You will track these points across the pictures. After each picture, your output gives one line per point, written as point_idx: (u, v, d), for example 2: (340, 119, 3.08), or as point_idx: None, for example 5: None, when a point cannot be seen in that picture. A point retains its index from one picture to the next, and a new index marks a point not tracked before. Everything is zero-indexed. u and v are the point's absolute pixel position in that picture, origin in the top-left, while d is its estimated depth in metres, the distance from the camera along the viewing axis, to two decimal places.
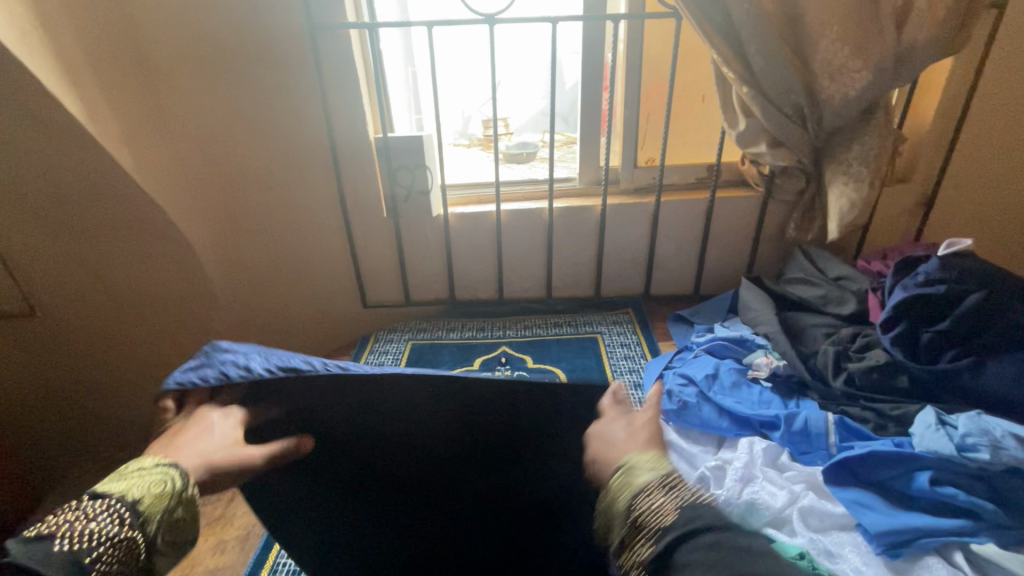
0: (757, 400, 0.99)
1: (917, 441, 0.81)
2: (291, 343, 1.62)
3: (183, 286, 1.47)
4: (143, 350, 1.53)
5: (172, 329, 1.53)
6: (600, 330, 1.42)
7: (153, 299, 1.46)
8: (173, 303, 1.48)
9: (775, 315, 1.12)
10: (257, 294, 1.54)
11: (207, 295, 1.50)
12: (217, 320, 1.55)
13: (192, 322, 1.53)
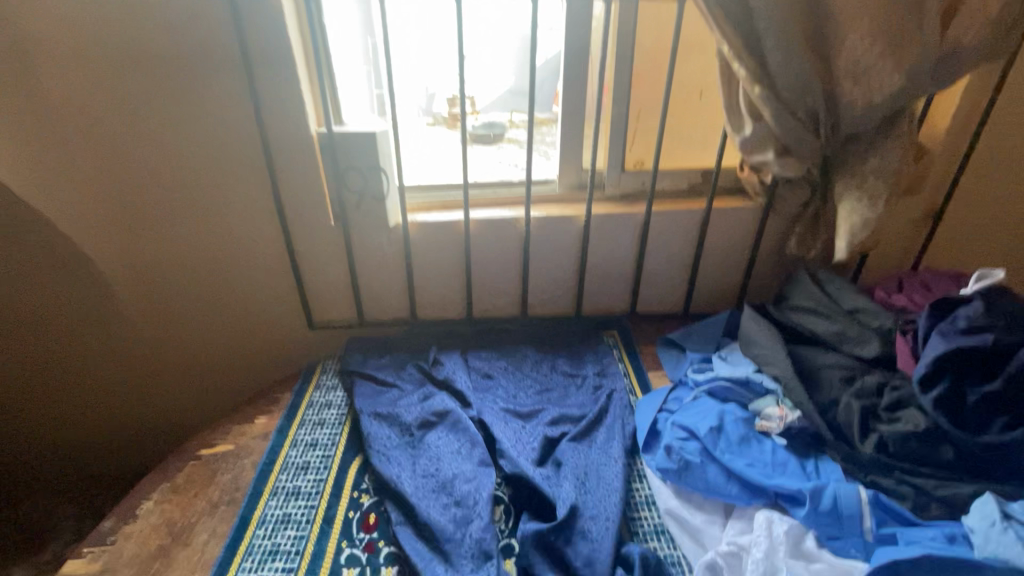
0: (771, 461, 0.86)
1: (978, 544, 0.63)
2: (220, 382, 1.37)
3: (73, 331, 1.27)
4: (46, 410, 1.35)
5: (71, 386, 1.33)
6: (586, 350, 1.28)
7: (43, 352, 1.29)
8: (66, 347, 1.29)
9: (786, 354, 0.98)
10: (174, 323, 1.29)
11: (104, 340, 1.28)
12: (118, 370, 1.31)
13: (88, 374, 1.31)
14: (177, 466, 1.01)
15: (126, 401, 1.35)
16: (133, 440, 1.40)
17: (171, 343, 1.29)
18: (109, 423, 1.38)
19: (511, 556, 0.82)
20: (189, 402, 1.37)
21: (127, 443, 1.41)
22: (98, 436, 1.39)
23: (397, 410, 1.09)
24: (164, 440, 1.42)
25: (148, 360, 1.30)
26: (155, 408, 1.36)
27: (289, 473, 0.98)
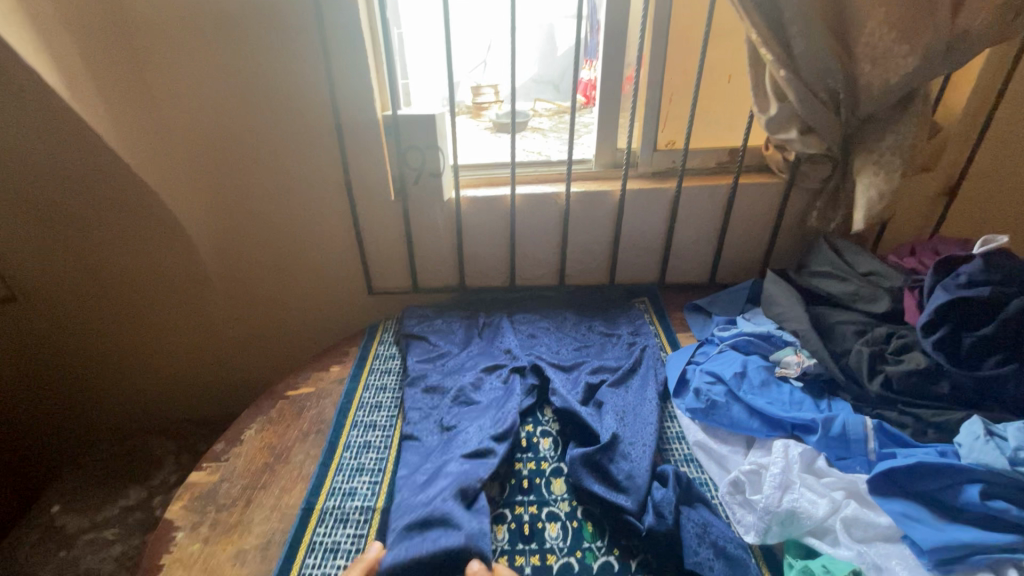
0: (789, 400, 0.99)
1: (964, 454, 0.75)
2: (288, 338, 1.55)
3: (169, 291, 1.46)
4: (141, 359, 1.56)
5: (163, 339, 1.53)
6: (619, 312, 1.41)
7: (142, 308, 1.48)
8: (161, 306, 1.48)
9: (805, 311, 1.10)
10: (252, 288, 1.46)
11: (195, 299, 1.47)
12: (205, 325, 1.51)
13: (178, 328, 1.51)
14: (268, 403, 1.17)
15: (208, 352, 1.56)
16: (214, 385, 1.62)
17: (249, 303, 1.47)
18: (194, 370, 1.58)
19: (561, 475, 0.97)
20: (261, 355, 1.57)
21: (208, 388, 1.62)
22: (184, 381, 1.60)
23: (457, 362, 1.24)
24: (239, 387, 1.63)
25: (229, 318, 1.49)
26: (233, 359, 1.57)
27: (366, 410, 1.13)
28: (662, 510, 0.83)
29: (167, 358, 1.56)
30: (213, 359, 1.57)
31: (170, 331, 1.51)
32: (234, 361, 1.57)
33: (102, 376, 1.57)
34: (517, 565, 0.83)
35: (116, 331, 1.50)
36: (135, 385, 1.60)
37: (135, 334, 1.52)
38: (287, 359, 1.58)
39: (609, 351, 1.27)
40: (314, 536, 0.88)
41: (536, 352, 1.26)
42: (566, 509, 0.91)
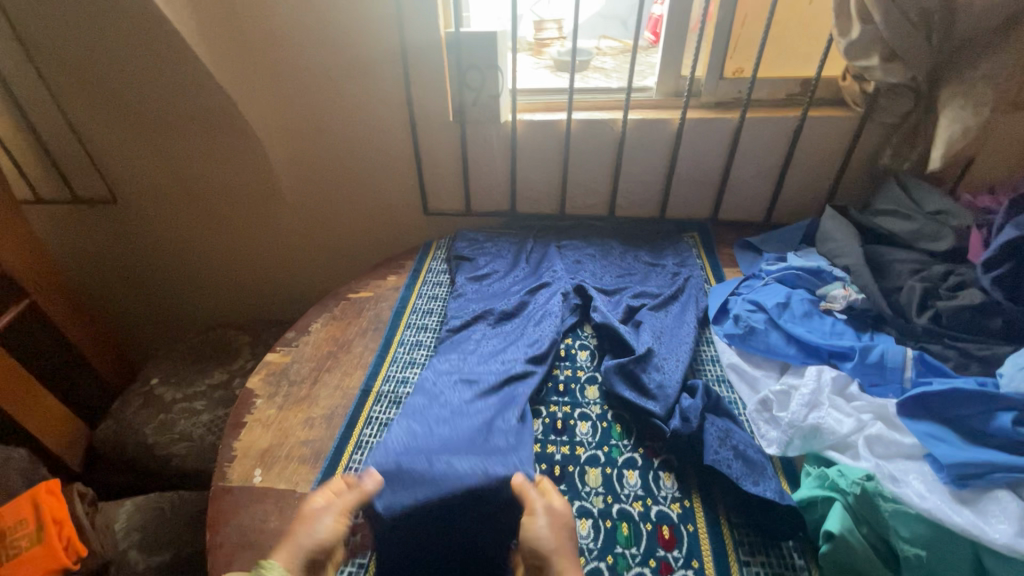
0: (830, 330, 0.99)
1: (1004, 383, 0.76)
2: (348, 251, 1.68)
3: (243, 201, 1.58)
4: (215, 262, 1.73)
5: (237, 244, 1.68)
6: (667, 244, 1.42)
7: (219, 216, 1.62)
8: (236, 214, 1.61)
9: (860, 247, 1.08)
10: (318, 202, 1.57)
11: (267, 210, 1.60)
12: (274, 234, 1.65)
13: (250, 235, 1.65)
14: (332, 302, 1.29)
15: (275, 261, 1.71)
16: (280, 289, 1.79)
17: (316, 216, 1.60)
18: (263, 274, 1.75)
19: (595, 383, 1.04)
20: (323, 264, 1.71)
21: (275, 291, 1.79)
22: (254, 283, 1.78)
23: (506, 279, 1.29)
24: (301, 292, 1.80)
25: (297, 229, 1.63)
26: (297, 266, 1.72)
27: (419, 314, 1.23)
28: (688, 414, 0.88)
29: (239, 264, 1.72)
30: (280, 267, 1.72)
31: (244, 238, 1.66)
32: (300, 269, 1.72)
33: (184, 275, 1.77)
34: (548, 452, 0.92)
35: (194, 234, 1.66)
36: (213, 285, 1.79)
37: (213, 239, 1.67)
38: (346, 270, 1.72)
39: (652, 278, 1.29)
40: (371, 413, 1.00)
41: (579, 273, 1.30)
42: (597, 411, 0.98)
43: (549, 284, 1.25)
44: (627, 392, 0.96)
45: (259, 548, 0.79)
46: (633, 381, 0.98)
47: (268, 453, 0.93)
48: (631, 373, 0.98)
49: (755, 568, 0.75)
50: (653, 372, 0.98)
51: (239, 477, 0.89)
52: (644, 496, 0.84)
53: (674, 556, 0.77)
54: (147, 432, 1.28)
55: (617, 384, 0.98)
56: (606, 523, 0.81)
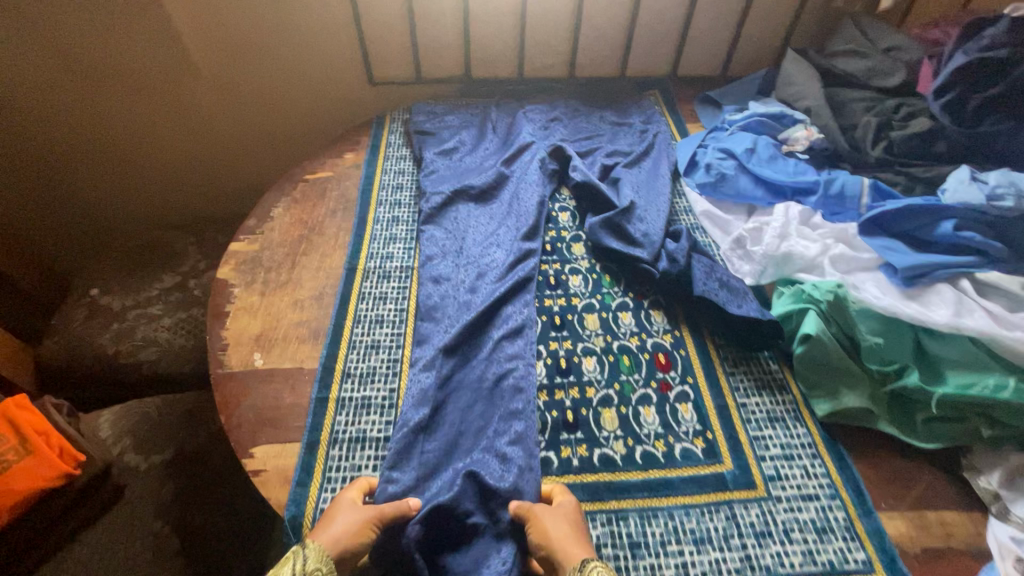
0: (793, 170, 1.06)
1: (948, 196, 0.85)
2: (288, 134, 1.51)
3: (153, 84, 1.35)
4: (130, 163, 1.49)
5: (153, 138, 1.45)
6: (630, 103, 1.39)
7: (126, 104, 1.37)
8: (147, 100, 1.37)
9: (820, 89, 1.12)
10: (244, 75, 1.37)
11: (184, 92, 1.38)
12: (198, 121, 1.44)
13: (168, 125, 1.43)
14: (289, 186, 1.18)
15: (204, 153, 1.51)
16: (213, 190, 1.60)
17: (245, 95, 1.41)
18: (189, 172, 1.54)
19: (581, 241, 1.06)
20: (259, 153, 1.54)
21: (206, 194, 1.60)
22: (180, 186, 1.57)
23: (476, 150, 1.24)
24: (238, 191, 1.61)
25: (224, 111, 1.43)
26: (228, 160, 1.54)
27: (389, 190, 1.16)
28: (676, 255, 0.94)
29: (160, 161, 1.50)
30: (211, 161, 1.53)
31: (161, 128, 1.43)
32: (233, 159, 1.54)
33: (92, 184, 1.51)
34: (546, 305, 0.96)
35: (97, 131, 1.40)
36: (131, 193, 1.55)
37: (124, 135, 1.43)
38: (288, 156, 1.56)
39: (621, 138, 1.28)
40: (362, 289, 0.97)
41: (549, 136, 1.27)
42: (586, 265, 1.02)
43: (523, 152, 1.21)
44: (616, 246, 1.00)
45: (282, 422, 0.80)
46: (620, 234, 1.01)
47: (263, 337, 0.90)
48: (617, 226, 1.02)
49: (739, 375, 0.86)
50: (637, 223, 1.01)
51: (239, 363, 0.86)
52: (639, 332, 0.92)
53: (671, 376, 0.86)
54: (106, 343, 1.19)
55: (604, 238, 1.01)
56: (609, 357, 0.88)
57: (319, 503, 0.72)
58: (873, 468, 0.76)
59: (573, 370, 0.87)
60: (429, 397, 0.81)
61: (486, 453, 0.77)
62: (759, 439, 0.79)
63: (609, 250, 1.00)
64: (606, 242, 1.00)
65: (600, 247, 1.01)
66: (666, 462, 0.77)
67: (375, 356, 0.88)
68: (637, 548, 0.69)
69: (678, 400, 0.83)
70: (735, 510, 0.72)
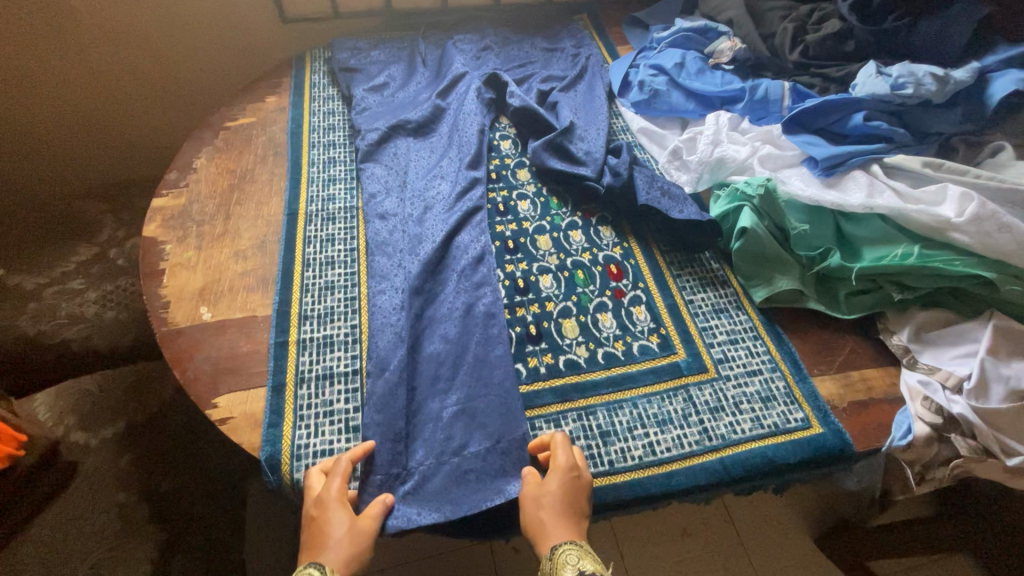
0: (720, 82, 1.10)
1: (858, 89, 0.92)
2: (197, 84, 1.39)
3: (35, 31, 1.19)
4: (16, 134, 1.32)
5: (41, 94, 1.28)
6: (560, 28, 1.38)
7: (4, 56, 1.19)
8: (29, 55, 1.21)
9: (741, 1, 1.15)
10: (137, 19, 1.24)
11: (64, 38, 1.22)
12: (92, 74, 1.29)
13: (58, 79, 1.27)
14: (209, 135, 1.10)
15: (105, 116, 1.37)
16: (120, 159, 1.45)
17: (141, 42, 1.28)
18: (90, 139, 1.39)
19: (525, 167, 1.07)
20: (167, 108, 1.41)
21: (109, 159, 1.44)
22: (80, 154, 1.41)
23: (408, 84, 1.19)
24: (149, 156, 1.47)
25: (121, 61, 1.29)
26: (132, 118, 1.39)
27: (320, 131, 1.11)
28: (618, 169, 0.97)
29: (50, 127, 1.33)
30: (112, 124, 1.38)
31: (46, 88, 1.27)
32: (139, 118, 1.40)
33: None
34: (498, 231, 0.96)
35: None
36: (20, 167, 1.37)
37: (2, 100, 1.25)
38: (199, 108, 1.44)
39: (554, 63, 1.27)
40: (307, 235, 0.94)
41: (480, 66, 1.24)
42: (533, 189, 1.03)
43: (457, 83, 1.18)
44: (560, 167, 1.01)
45: (244, 370, 0.78)
46: (562, 154, 1.02)
47: (208, 290, 0.86)
48: (558, 147, 1.03)
49: (685, 276, 0.92)
50: (578, 143, 1.03)
51: (186, 319, 0.82)
52: (590, 247, 0.95)
53: (624, 283, 0.90)
54: (25, 324, 1.09)
55: (546, 161, 1.02)
56: (565, 273, 0.91)
57: (295, 439, 0.72)
58: (806, 342, 0.85)
59: (531, 287, 0.89)
60: (394, 328, 0.81)
61: (457, 373, 0.79)
62: (707, 329, 0.86)
63: (554, 171, 1.01)
64: (550, 164, 1.01)
65: (545, 168, 1.02)
66: (626, 359, 0.82)
67: (331, 295, 0.86)
68: (608, 437, 0.75)
69: (632, 304, 0.88)
70: (690, 393, 0.79)
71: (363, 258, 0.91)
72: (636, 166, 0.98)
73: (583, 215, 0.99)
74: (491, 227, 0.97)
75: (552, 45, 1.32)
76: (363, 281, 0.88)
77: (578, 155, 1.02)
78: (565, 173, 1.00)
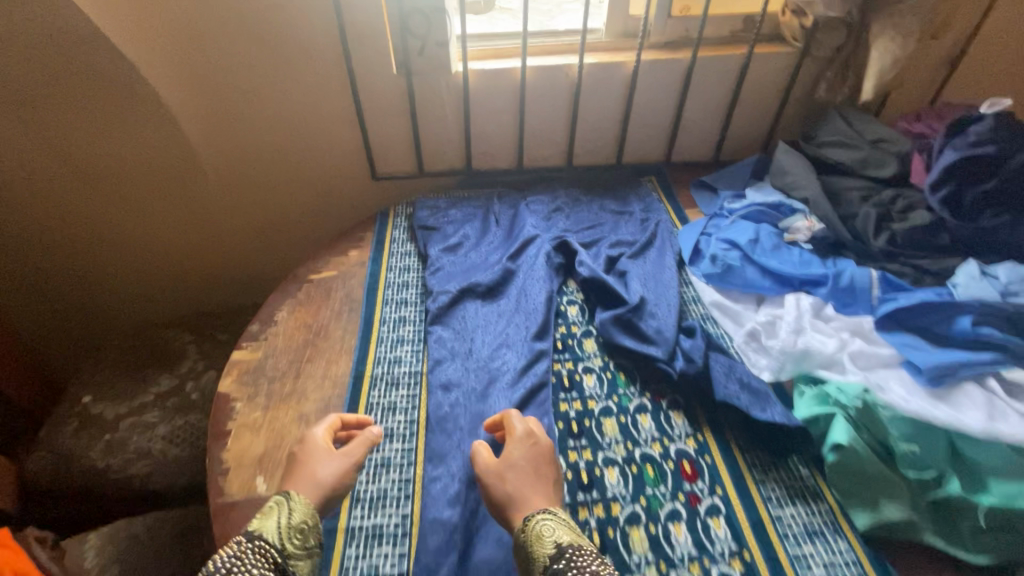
0: (798, 260, 1.07)
1: (961, 291, 0.87)
2: (292, 229, 1.54)
3: (174, 189, 1.40)
4: (151, 265, 1.55)
5: (170, 237, 1.49)
6: (628, 190, 1.43)
7: (152, 207, 1.42)
8: (169, 208, 1.44)
9: (817, 180, 1.15)
10: (255, 183, 1.42)
11: (190, 191, 1.41)
12: (213, 222, 1.48)
13: (187, 225, 1.48)
14: (293, 287, 1.17)
15: (219, 256, 1.56)
16: (227, 288, 1.64)
17: (252, 198, 1.44)
18: (205, 271, 1.59)
19: (591, 337, 1.05)
20: (266, 250, 1.57)
21: (216, 287, 1.64)
22: (195, 282, 1.62)
23: (480, 244, 1.25)
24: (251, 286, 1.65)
25: (239, 216, 1.47)
26: (241, 257, 1.58)
27: (395, 288, 1.16)
28: (692, 356, 0.92)
29: (176, 262, 1.55)
30: (225, 261, 1.58)
31: (178, 233, 1.49)
32: (245, 257, 1.57)
33: (113, 281, 1.57)
34: (562, 410, 0.92)
35: (118, 236, 1.47)
36: (148, 288, 1.60)
37: (144, 239, 1.49)
38: (294, 253, 1.59)
39: (622, 225, 1.30)
40: (371, 402, 0.94)
41: (548, 227, 1.28)
42: (600, 363, 1.00)
43: (528, 244, 1.22)
44: (631, 344, 0.98)
45: None
46: (632, 330, 1.00)
47: (266, 459, 0.85)
48: (628, 322, 1.00)
49: (770, 484, 0.82)
50: (651, 320, 1.00)
51: (241, 491, 0.81)
52: (660, 437, 0.88)
53: (699, 487, 0.82)
54: (97, 456, 1.13)
55: (614, 336, 1.00)
56: (632, 468, 0.84)
57: None
58: None
59: (596, 484, 0.82)
60: (448, 526, 0.76)
61: None
62: (799, 558, 0.74)
63: (624, 348, 0.98)
64: (620, 342, 0.98)
65: (614, 342, 0.99)
66: None
67: (386, 475, 0.83)
68: None
69: (709, 515, 0.79)
70: None
71: (423, 435, 0.89)
72: (713, 352, 0.93)
73: (654, 399, 0.94)
74: (555, 404, 0.93)
75: (620, 207, 1.37)
76: (420, 463, 0.85)
77: (650, 333, 0.98)
78: (635, 351, 0.97)
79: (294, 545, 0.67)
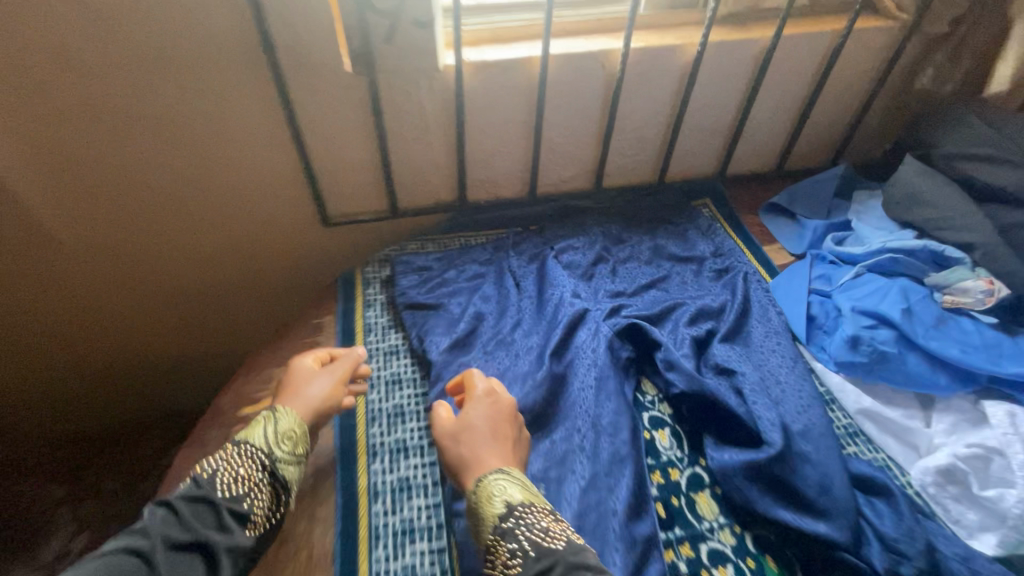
0: (977, 342, 0.75)
1: None
2: (219, 300, 1.11)
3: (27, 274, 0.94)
4: (20, 375, 1.09)
5: (40, 336, 1.04)
6: (682, 222, 1.05)
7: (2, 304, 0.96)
8: (31, 302, 0.98)
9: (982, 216, 0.82)
10: (152, 249, 0.97)
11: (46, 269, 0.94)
12: (105, 309, 1.04)
13: (64, 319, 1.03)
14: None
15: (124, 349, 1.13)
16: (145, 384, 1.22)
17: (151, 266, 1.00)
18: (104, 368, 1.15)
19: (702, 487, 0.69)
20: (192, 333, 1.15)
21: (127, 385, 1.21)
22: (93, 386, 1.17)
23: (503, 330, 0.85)
24: (177, 376, 1.23)
25: (140, 294, 1.04)
26: (156, 347, 1.15)
27: (382, 425, 0.79)
28: (903, 549, 0.60)
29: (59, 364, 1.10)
30: (134, 356, 1.14)
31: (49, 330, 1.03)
32: (158, 344, 1.14)
33: None
34: None
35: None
36: (23, 402, 1.15)
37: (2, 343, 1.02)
38: (233, 334, 1.19)
39: (691, 281, 0.94)
40: None
41: (592, 294, 0.89)
42: (731, 541, 0.64)
43: (574, 328, 0.83)
44: (786, 516, 0.63)
45: None
46: (779, 486, 0.65)
47: None
48: (772, 476, 0.65)
49: None
50: (808, 473, 0.65)
51: None
52: None
53: None
54: None
55: (757, 501, 0.64)
56: None
57: None
58: None
59: None
60: None
61: None
62: None
63: (776, 520, 0.63)
64: (774, 514, 0.63)
65: (755, 509, 0.64)
66: None
67: None
68: None
69: None
70: None
71: None
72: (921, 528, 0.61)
73: None
74: None
75: (678, 248, 0.99)
76: None
77: (810, 493, 0.64)
78: (796, 530, 0.62)
79: (283, 452, 0.65)
